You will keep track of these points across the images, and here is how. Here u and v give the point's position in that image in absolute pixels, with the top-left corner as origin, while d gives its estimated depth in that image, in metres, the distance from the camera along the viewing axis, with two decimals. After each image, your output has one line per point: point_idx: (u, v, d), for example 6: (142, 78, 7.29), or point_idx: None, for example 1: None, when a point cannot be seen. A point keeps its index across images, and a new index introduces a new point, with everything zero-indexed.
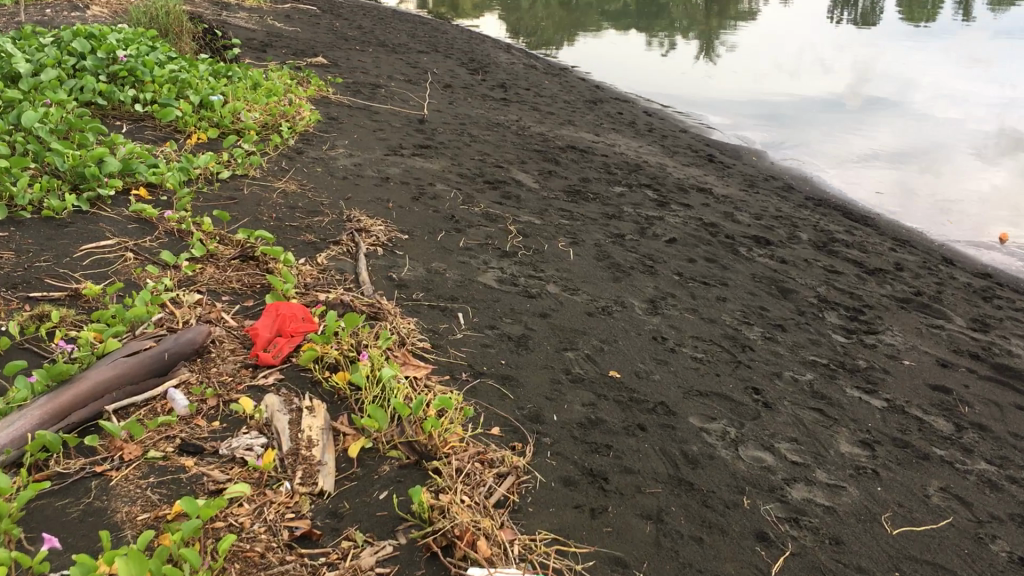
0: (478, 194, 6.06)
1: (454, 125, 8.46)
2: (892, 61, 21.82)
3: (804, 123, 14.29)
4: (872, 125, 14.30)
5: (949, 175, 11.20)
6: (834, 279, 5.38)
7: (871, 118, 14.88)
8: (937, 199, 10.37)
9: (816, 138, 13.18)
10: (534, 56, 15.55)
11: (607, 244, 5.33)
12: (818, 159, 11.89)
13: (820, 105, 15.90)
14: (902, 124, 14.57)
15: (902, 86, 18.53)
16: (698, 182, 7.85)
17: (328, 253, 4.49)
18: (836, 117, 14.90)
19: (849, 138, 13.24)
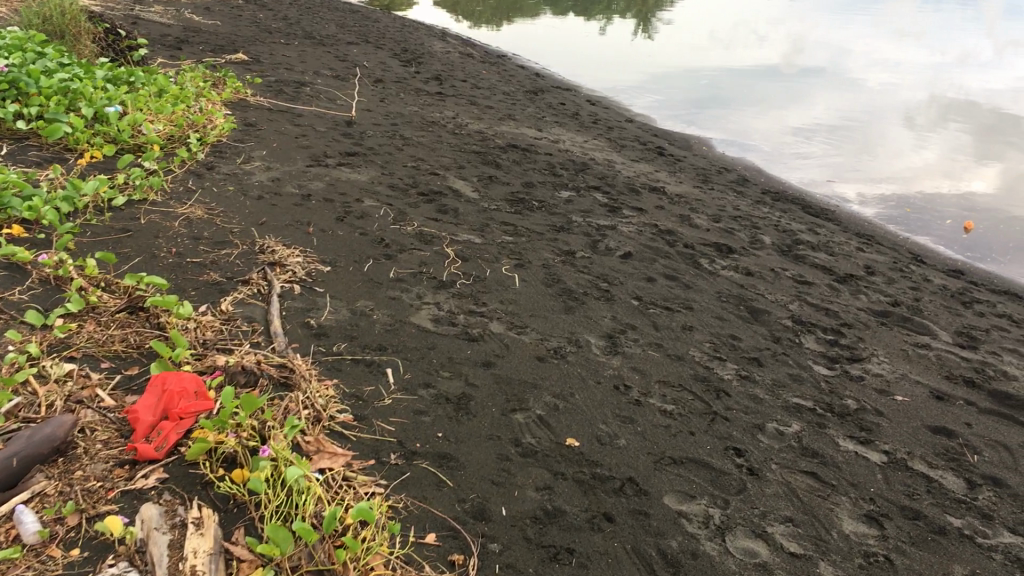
0: (411, 210, 5.47)
1: (385, 126, 7.83)
2: (828, 31, 21.60)
3: (748, 99, 13.83)
4: (817, 100, 13.91)
5: (900, 154, 10.80)
6: (805, 292, 4.91)
7: (814, 92, 14.52)
8: (888, 178, 9.95)
9: (761, 116, 12.72)
10: (470, 44, 14.91)
11: (555, 265, 4.78)
12: (764, 139, 11.43)
13: (763, 79, 15.47)
14: (845, 98, 14.23)
15: (841, 57, 18.26)
16: (649, 180, 7.35)
17: (235, 297, 3.86)
18: (781, 91, 14.48)
19: (795, 114, 12.82)
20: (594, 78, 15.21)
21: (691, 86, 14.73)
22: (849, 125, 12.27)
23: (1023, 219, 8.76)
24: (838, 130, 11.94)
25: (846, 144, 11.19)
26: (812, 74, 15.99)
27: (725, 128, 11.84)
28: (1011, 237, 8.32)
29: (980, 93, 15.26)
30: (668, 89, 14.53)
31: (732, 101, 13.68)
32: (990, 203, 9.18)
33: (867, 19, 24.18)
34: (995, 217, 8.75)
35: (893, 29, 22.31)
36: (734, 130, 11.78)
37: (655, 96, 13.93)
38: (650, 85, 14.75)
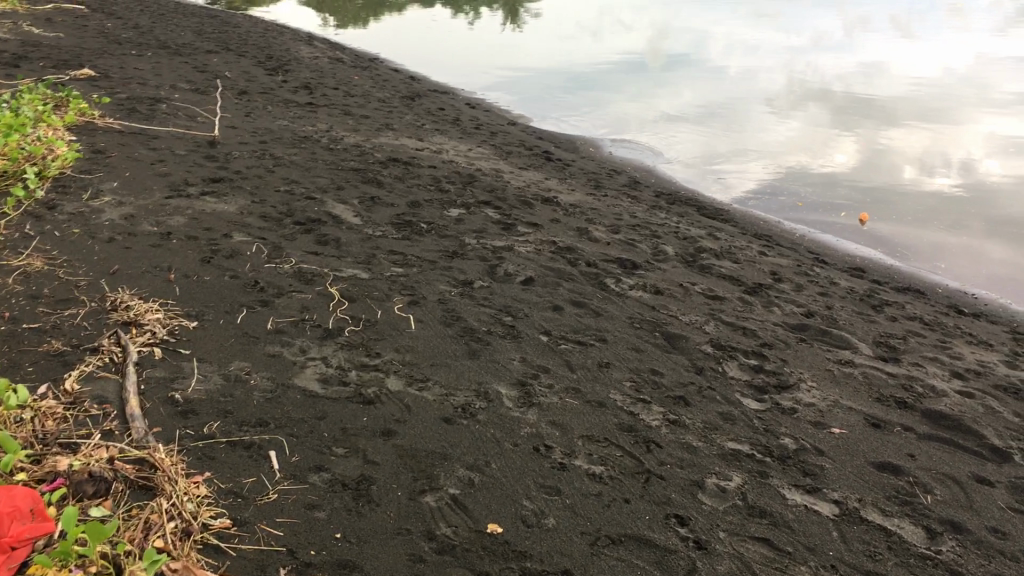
0: (288, 243, 4.94)
1: (253, 145, 7.22)
2: (694, 17, 21.84)
3: (619, 90, 13.67)
4: (688, 89, 13.88)
5: (778, 141, 10.68)
6: (719, 311, 4.63)
7: (687, 81, 14.50)
8: (760, 162, 9.81)
9: (634, 105, 12.54)
10: (338, 47, 14.27)
11: (452, 298, 4.35)
12: (638, 129, 11.21)
13: (634, 70, 15.38)
14: (717, 86, 14.23)
15: (709, 43, 18.43)
16: (540, 189, 7.00)
17: (83, 373, 3.26)
18: (651, 81, 14.39)
19: (667, 103, 12.71)
20: (466, 74, 14.76)
21: (563, 78, 14.48)
22: (720, 112, 12.21)
23: (909, 199, 8.56)
24: (711, 117, 11.86)
25: (718, 131, 11.09)
26: (681, 64, 16.02)
27: (598, 121, 11.58)
28: (885, 210, 8.22)
29: (843, 74, 15.61)
30: (540, 82, 14.23)
31: (606, 93, 13.48)
32: (859, 180, 9.12)
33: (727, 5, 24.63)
34: (879, 199, 8.55)
35: (754, 14, 22.77)
36: (608, 122, 11.53)
37: (527, 90, 13.60)
38: (522, 79, 14.42)
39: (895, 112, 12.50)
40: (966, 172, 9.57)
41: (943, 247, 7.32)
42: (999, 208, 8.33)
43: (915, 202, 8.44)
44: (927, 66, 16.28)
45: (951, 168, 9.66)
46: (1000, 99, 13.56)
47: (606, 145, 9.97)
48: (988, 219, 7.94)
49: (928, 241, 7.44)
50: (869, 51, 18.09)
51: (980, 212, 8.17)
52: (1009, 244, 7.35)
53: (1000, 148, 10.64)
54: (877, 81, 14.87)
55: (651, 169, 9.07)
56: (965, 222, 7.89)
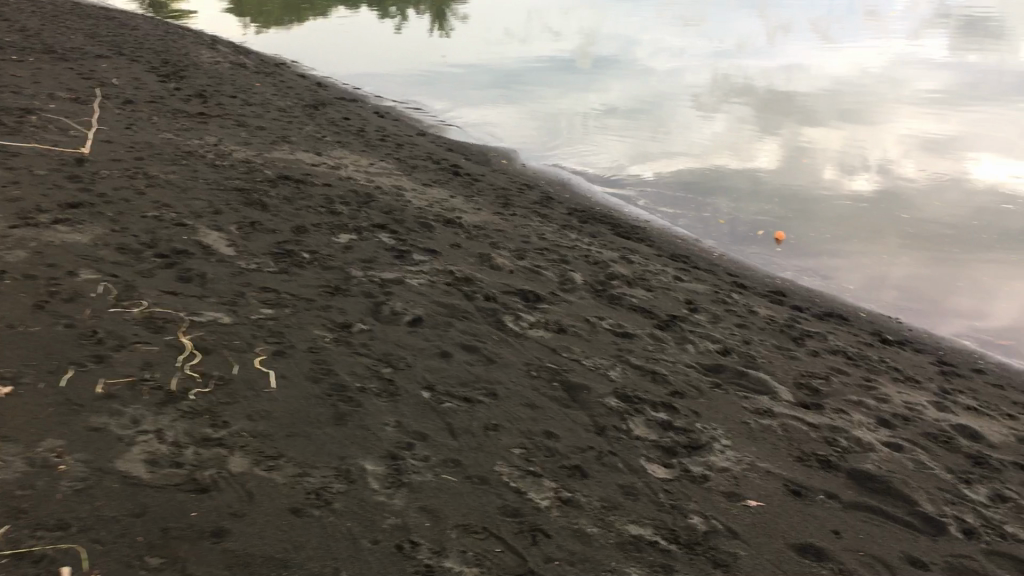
0: (144, 280, 4.33)
1: (128, 162, 6.54)
2: (614, 22, 21.63)
3: (537, 88, 13.19)
4: (609, 88, 13.49)
5: (699, 143, 10.32)
6: (626, 354, 4.20)
7: (608, 81, 14.16)
8: (677, 165, 9.42)
9: (552, 105, 12.07)
10: (243, 52, 13.55)
11: (324, 346, 3.81)
12: (554, 132, 10.75)
13: (555, 70, 14.94)
14: (639, 86, 13.91)
15: (629, 46, 18.21)
16: (442, 209, 6.51)
17: None
18: (571, 81, 13.96)
19: (587, 103, 12.28)
20: (381, 74, 14.15)
21: (480, 77, 13.96)
22: (638, 113, 11.84)
23: (832, 209, 8.23)
24: (630, 119, 11.47)
25: (637, 133, 10.69)
26: (603, 65, 15.65)
27: (513, 123, 11.09)
28: (801, 220, 7.92)
29: (763, 73, 15.48)
30: (457, 82, 13.67)
31: (526, 92, 13.01)
32: (776, 185, 8.81)
33: (649, 8, 24.55)
34: (803, 210, 8.18)
35: (674, 18, 22.70)
36: (523, 124, 11.04)
37: (441, 90, 13.03)
38: (439, 79, 13.86)
39: (811, 111, 12.33)
40: (884, 173, 9.34)
41: (872, 270, 6.97)
42: (914, 215, 8.13)
43: (831, 211, 8.17)
44: (843, 67, 16.29)
45: (869, 169, 9.43)
46: (914, 98, 13.56)
47: (517, 154, 9.48)
48: (907, 233, 7.68)
49: (843, 258, 7.16)
50: (787, 53, 18.07)
51: (895, 221, 7.95)
52: (923, 258, 7.15)
53: (914, 146, 10.49)
54: (796, 80, 14.74)
55: (563, 180, 8.62)
56: (880, 234, 7.64)
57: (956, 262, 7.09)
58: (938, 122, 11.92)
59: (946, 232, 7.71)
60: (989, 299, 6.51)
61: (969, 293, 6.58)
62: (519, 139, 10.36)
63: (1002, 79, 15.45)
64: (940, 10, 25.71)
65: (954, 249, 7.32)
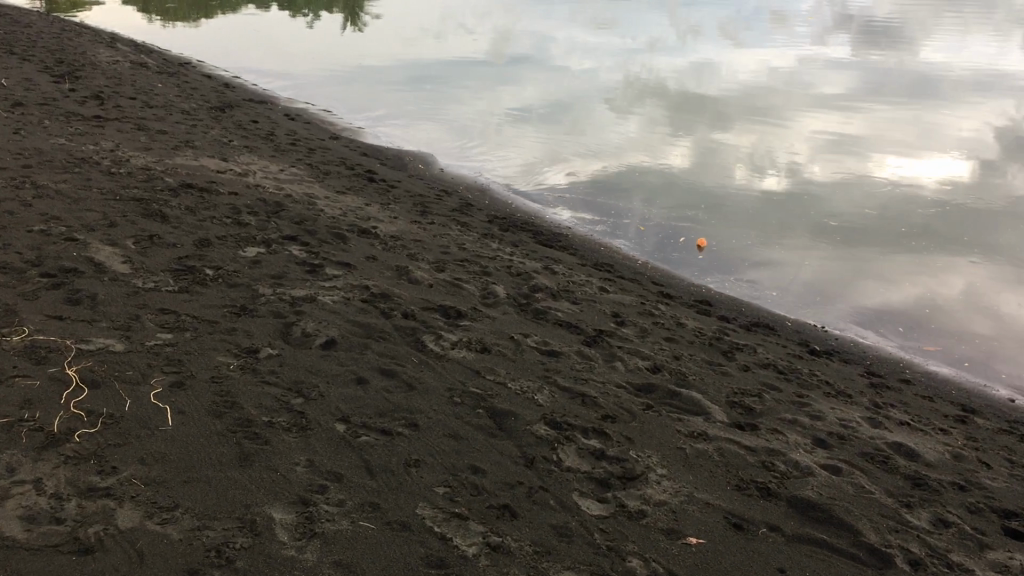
0: (27, 304, 3.93)
1: (13, 170, 6.04)
2: (528, 22, 21.50)
3: (453, 88, 12.92)
4: (525, 88, 13.32)
5: (614, 144, 10.23)
6: (554, 374, 4.00)
7: (524, 80, 14.00)
8: (594, 166, 9.28)
9: (467, 105, 11.81)
10: (144, 50, 12.92)
11: (228, 376, 3.50)
12: (469, 133, 10.50)
13: (470, 69, 14.68)
14: (553, 85, 13.79)
15: (543, 45, 18.09)
16: (357, 218, 6.21)
17: None
18: (486, 80, 13.73)
19: (503, 104, 12.06)
20: (290, 73, 13.69)
21: (393, 76, 13.60)
22: (553, 114, 11.69)
23: (745, 208, 8.20)
24: (547, 119, 11.31)
25: (554, 134, 10.53)
26: (518, 64, 15.46)
27: (427, 124, 10.80)
28: (717, 219, 7.88)
29: (676, 73, 15.54)
30: (370, 81, 13.29)
31: (440, 91, 12.74)
32: (690, 185, 8.75)
33: (562, 8, 24.53)
34: (718, 210, 8.12)
35: (587, 19, 22.71)
36: (438, 126, 10.75)
37: (354, 90, 12.63)
38: (351, 78, 13.45)
39: (723, 111, 12.39)
40: (796, 172, 9.39)
41: (790, 269, 6.92)
42: (822, 211, 8.20)
43: (746, 209, 8.17)
44: (752, 68, 16.50)
45: (779, 168, 9.48)
46: (820, 98, 13.78)
47: (432, 157, 9.20)
48: (820, 231, 7.69)
49: (760, 257, 7.14)
50: (698, 54, 18.22)
51: (807, 219, 7.99)
52: (835, 255, 7.19)
53: (821, 146, 10.62)
54: (708, 81, 14.83)
55: (480, 185, 8.38)
56: (794, 233, 7.63)
57: (864, 258, 7.17)
58: (844, 121, 12.12)
59: (852, 229, 7.80)
60: (897, 293, 6.59)
61: (877, 287, 6.65)
62: (433, 141, 10.07)
63: (902, 80, 15.87)
64: (841, 14, 26.38)
65: (861, 246, 7.41)
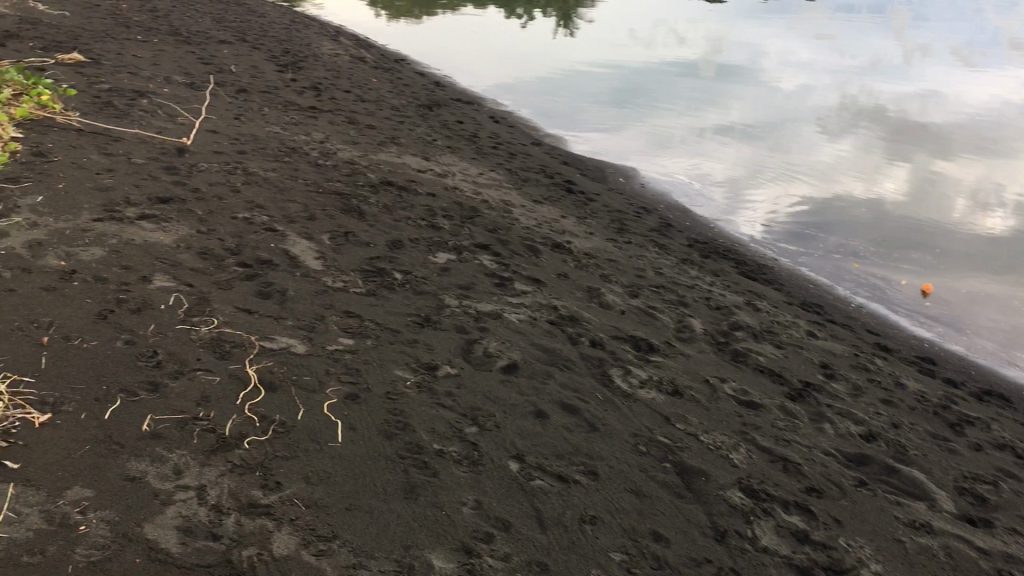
0: (220, 293, 3.93)
1: (230, 155, 6.21)
2: (741, 32, 20.68)
3: (657, 99, 12.48)
4: (732, 105, 12.69)
5: (824, 167, 9.55)
6: (752, 431, 3.62)
7: (731, 95, 13.42)
8: (802, 191, 8.65)
9: (671, 119, 11.35)
10: (363, 45, 13.29)
11: (404, 394, 3.33)
12: (670, 147, 10.06)
13: (676, 81, 14.18)
14: (761, 102, 13.13)
15: (755, 57, 17.32)
16: (551, 230, 5.99)
17: None
18: (692, 93, 13.20)
19: (706, 119, 11.53)
20: (495, 73, 13.73)
21: (595, 83, 13.33)
22: (758, 131, 11.10)
23: (969, 249, 7.38)
24: (754, 137, 10.71)
25: (760, 154, 9.92)
26: (728, 77, 14.79)
27: (627, 135, 10.48)
28: (938, 259, 7.13)
29: (899, 96, 14.45)
30: (573, 88, 13.05)
31: (643, 100, 12.39)
32: (906, 218, 8.00)
33: (779, 20, 23.48)
34: (939, 249, 7.34)
35: (805, 32, 21.59)
36: (639, 138, 10.38)
37: (557, 96, 12.43)
38: (555, 84, 13.26)
39: (949, 140, 11.36)
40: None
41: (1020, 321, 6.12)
42: None
43: (970, 249, 7.36)
44: (983, 96, 15.10)
45: (1009, 207, 8.54)
46: None
47: (631, 170, 8.86)
48: None
49: (988, 305, 6.37)
50: (926, 76, 16.90)
51: None
52: None
53: None
54: (935, 107, 13.69)
55: (679, 204, 7.96)
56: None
57: None
58: None
59: None
60: None
61: None
62: (632, 152, 9.72)
63: None
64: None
65: None
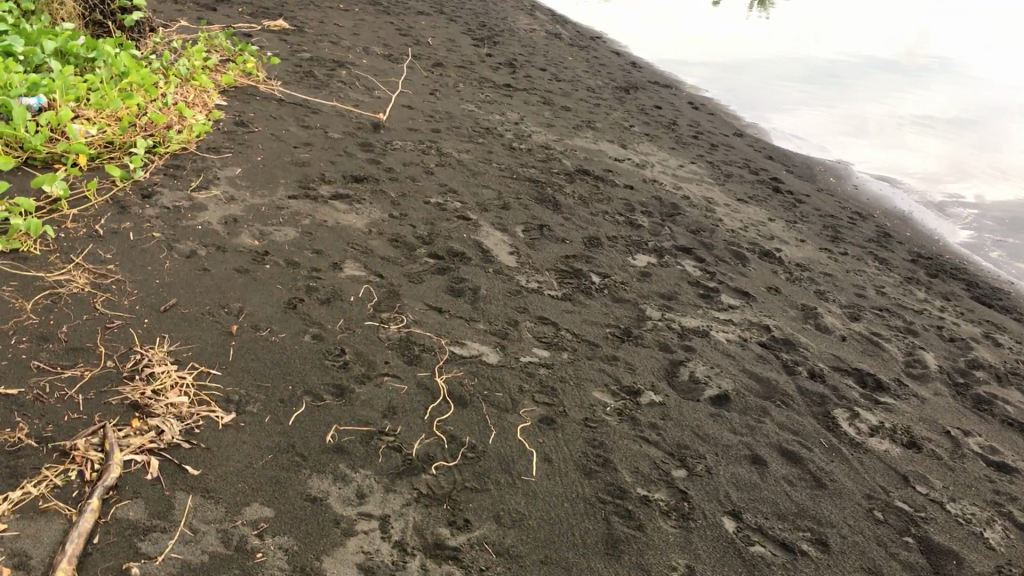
0: (411, 287, 3.71)
1: (424, 133, 6.03)
2: (959, 19, 19.00)
3: (852, 86, 11.66)
4: (936, 95, 11.70)
5: None
6: (1009, 504, 3.06)
7: (945, 86, 12.30)
8: None
9: (866, 108, 10.57)
10: (557, 20, 12.95)
11: (603, 421, 2.99)
12: (864, 141, 9.37)
13: (878, 68, 13.16)
14: (979, 94, 11.98)
15: (974, 48, 15.85)
16: (759, 235, 5.50)
17: (15, 506, 2.14)
18: (891, 81, 12.26)
19: (907, 109, 10.65)
20: (685, 53, 13.14)
21: (792, 68, 12.53)
22: (978, 126, 10.10)
23: None
24: (974, 134, 9.74)
25: (964, 150, 9.09)
26: (937, 68, 13.62)
27: (829, 128, 9.76)
28: None
29: None
30: (766, 71, 12.33)
31: (845, 88, 11.52)
32: None
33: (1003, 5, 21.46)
34: None
35: None
36: (840, 131, 9.65)
37: (744, 78, 11.80)
38: (746, 66, 12.58)
39: None
40: None
41: None
42: None
43: None
44: None
45: None
46: None
47: (842, 169, 8.17)
48: None
49: None
50: None
51: None
52: None
53: None
54: None
55: (896, 211, 7.25)
56: None
57: None
58: None
59: None
60: None
61: None
62: (837, 147, 9.01)
63: None
64: None
65: None
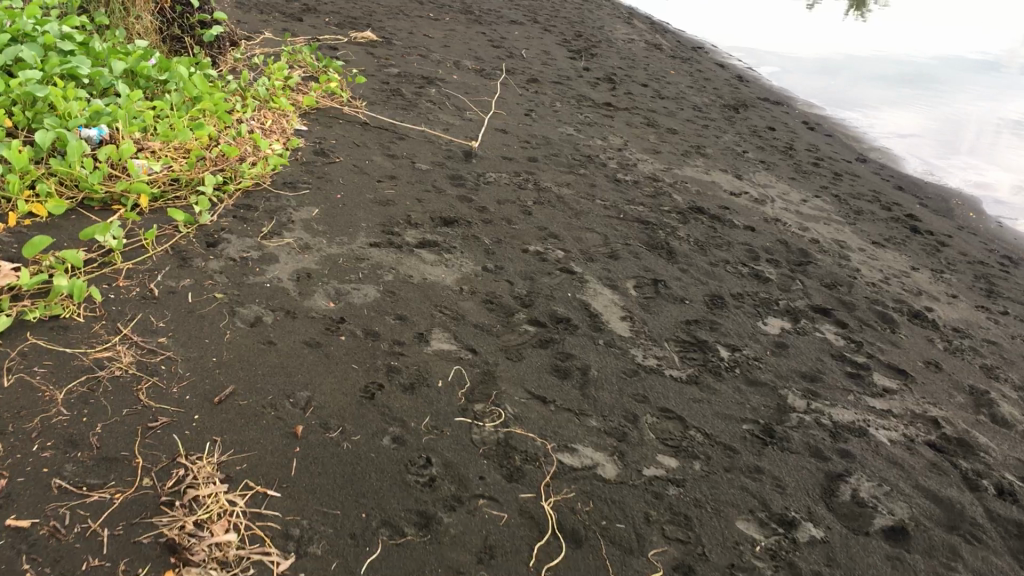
0: (510, 367, 3.13)
1: (521, 163, 5.46)
2: None
3: (967, 89, 10.68)
4: None
5: None
6: None
7: None
8: None
9: (986, 114, 9.62)
10: (655, 29, 12.26)
11: (755, 571, 2.36)
12: (988, 154, 8.47)
13: (997, 69, 12.11)
14: None
15: None
16: (904, 290, 4.77)
17: None
18: (1010, 84, 11.23)
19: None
20: (786, 53, 12.27)
21: (902, 68, 11.56)
22: None
23: None
24: None
25: None
26: None
27: (950, 138, 8.87)
28: None
29: None
30: (875, 71, 11.39)
31: (963, 91, 10.55)
32: None
33: None
34: None
35: None
36: (965, 143, 8.76)
37: (835, 79, 10.97)
38: (853, 66, 11.65)
39: None
40: None
41: None
42: None
43: None
44: None
45: None
46: None
47: (978, 199, 7.32)
48: None
49: None
50: None
51: None
52: None
53: None
54: None
55: None
56: None
57: None
58: None
59: None
60: None
61: None
62: (964, 165, 8.14)
63: None
64: None
65: None
